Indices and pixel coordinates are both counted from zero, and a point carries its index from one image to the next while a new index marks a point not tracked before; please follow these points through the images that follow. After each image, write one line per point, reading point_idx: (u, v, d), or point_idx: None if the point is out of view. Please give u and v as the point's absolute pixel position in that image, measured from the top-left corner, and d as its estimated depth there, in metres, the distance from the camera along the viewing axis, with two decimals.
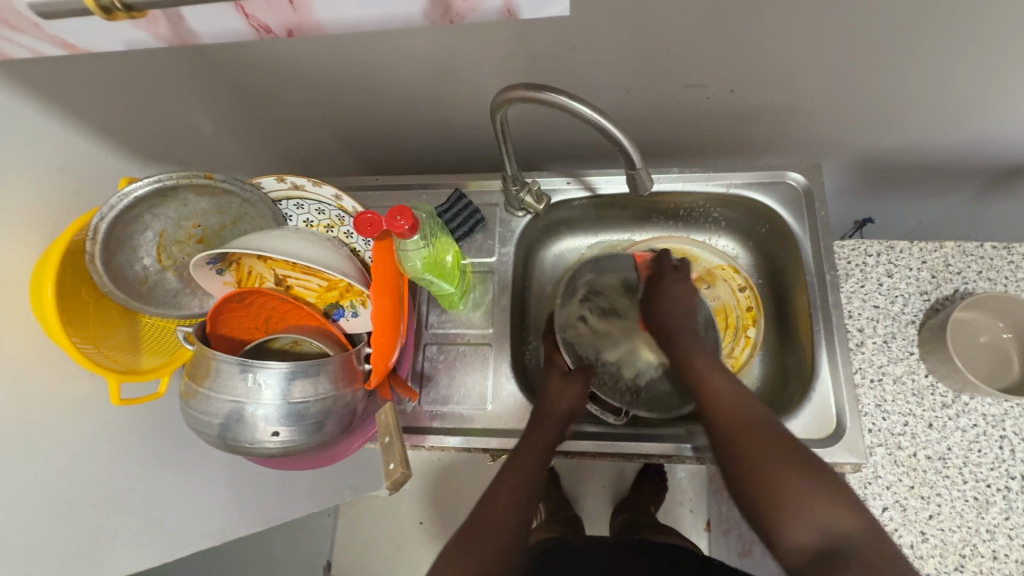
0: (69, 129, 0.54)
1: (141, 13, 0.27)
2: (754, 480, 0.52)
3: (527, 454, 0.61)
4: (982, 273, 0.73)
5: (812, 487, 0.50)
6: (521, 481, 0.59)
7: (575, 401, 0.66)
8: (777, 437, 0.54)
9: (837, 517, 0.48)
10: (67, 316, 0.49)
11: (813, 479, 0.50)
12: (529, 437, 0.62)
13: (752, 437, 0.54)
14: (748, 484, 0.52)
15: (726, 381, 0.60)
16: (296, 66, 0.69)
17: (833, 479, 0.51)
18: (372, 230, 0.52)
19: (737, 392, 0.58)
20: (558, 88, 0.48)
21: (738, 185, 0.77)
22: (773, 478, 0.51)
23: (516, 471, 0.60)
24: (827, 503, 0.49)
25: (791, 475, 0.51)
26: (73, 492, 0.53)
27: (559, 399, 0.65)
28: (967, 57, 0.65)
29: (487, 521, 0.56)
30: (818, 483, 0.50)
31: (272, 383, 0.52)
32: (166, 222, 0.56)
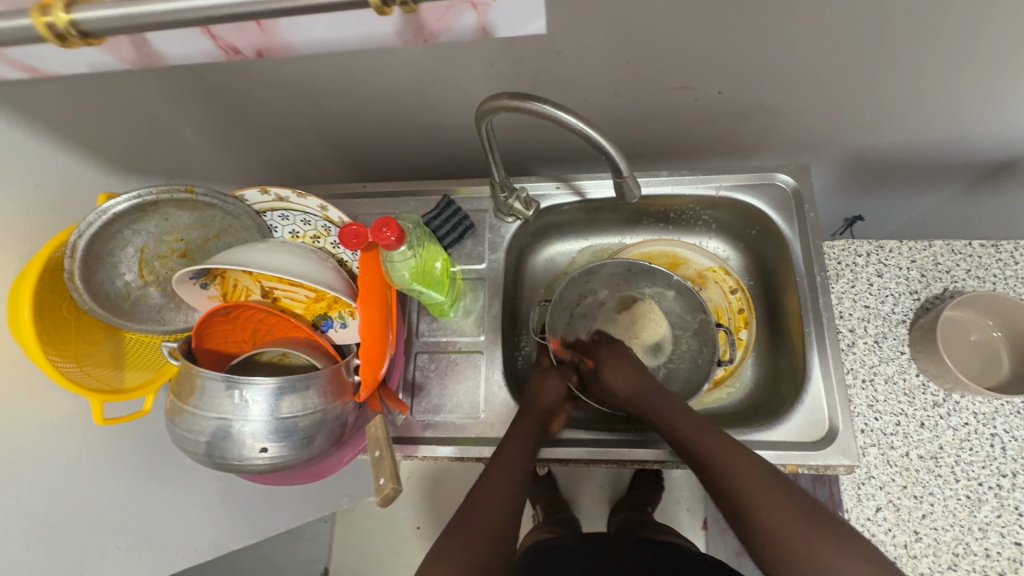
0: (46, 143, 0.52)
1: (99, 39, 0.27)
2: (771, 545, 0.50)
3: (513, 456, 0.59)
4: (971, 272, 0.73)
5: (831, 542, 0.49)
6: (507, 479, 0.58)
7: (558, 393, 0.68)
8: (783, 497, 0.52)
9: (857, 571, 0.47)
10: (46, 335, 0.48)
11: (827, 539, 0.49)
12: (512, 434, 0.62)
13: (760, 492, 0.52)
14: (762, 542, 0.51)
15: (720, 440, 0.56)
16: (279, 73, 0.69)
17: (842, 525, 0.50)
18: (358, 242, 0.52)
19: (737, 454, 0.55)
20: (541, 96, 0.47)
21: (727, 187, 0.77)
22: (780, 534, 0.50)
23: (502, 467, 0.58)
24: (849, 559, 0.48)
25: (799, 531, 0.50)
26: (57, 513, 0.52)
27: (542, 396, 0.67)
28: (952, 55, 0.65)
29: (474, 522, 0.54)
30: (835, 538, 0.49)
31: (259, 398, 0.52)
32: (147, 237, 0.55)
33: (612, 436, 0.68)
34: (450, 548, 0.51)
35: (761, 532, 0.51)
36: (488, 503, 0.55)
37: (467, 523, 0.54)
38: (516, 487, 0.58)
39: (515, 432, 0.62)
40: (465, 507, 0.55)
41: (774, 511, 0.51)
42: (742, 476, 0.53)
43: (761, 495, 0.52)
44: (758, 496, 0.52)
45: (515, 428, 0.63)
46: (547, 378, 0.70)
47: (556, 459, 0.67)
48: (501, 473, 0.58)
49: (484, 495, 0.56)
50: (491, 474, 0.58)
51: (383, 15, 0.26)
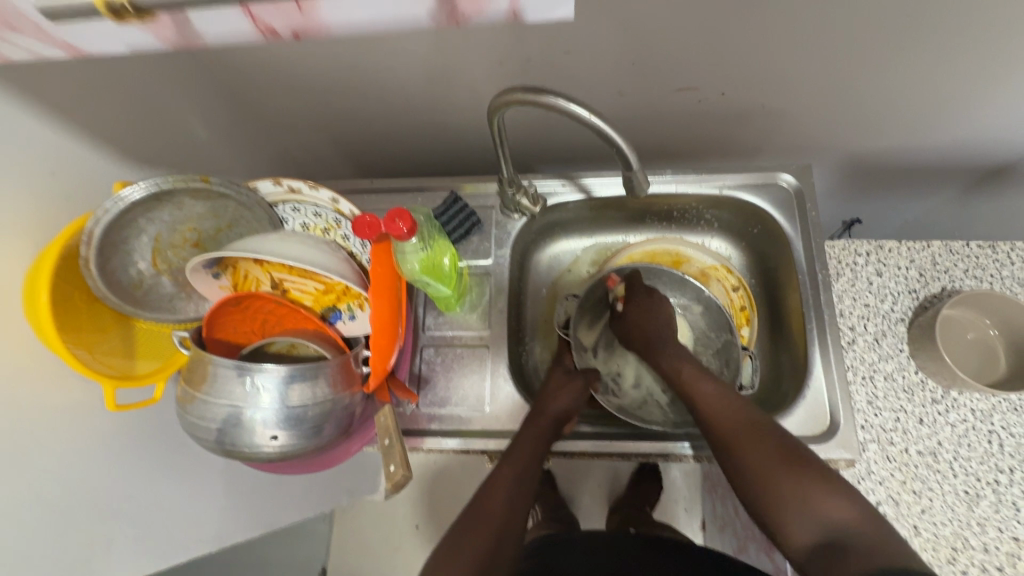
0: (62, 133, 0.53)
1: (149, 14, 0.28)
2: (757, 484, 0.55)
3: (520, 458, 0.60)
4: (969, 271, 0.75)
5: (811, 481, 0.52)
6: (516, 479, 0.59)
7: (574, 399, 0.67)
8: (768, 441, 0.56)
9: (839, 511, 0.50)
10: (62, 320, 0.49)
11: (807, 474, 0.53)
12: (523, 437, 0.62)
13: (747, 437, 0.56)
14: (750, 482, 0.56)
15: (714, 388, 0.61)
16: (291, 69, 0.69)
17: (827, 471, 0.54)
18: (371, 232, 0.53)
19: (728, 400, 0.60)
20: (554, 90, 0.48)
21: (730, 187, 0.78)
22: (768, 478, 0.54)
23: (512, 468, 0.59)
24: (830, 498, 0.51)
25: (783, 476, 0.53)
26: (66, 499, 0.52)
27: (558, 399, 0.66)
28: (952, 59, 0.66)
29: (480, 521, 0.55)
30: (815, 478, 0.53)
31: (270, 387, 0.52)
32: (161, 226, 0.56)
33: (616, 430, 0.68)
34: (458, 543, 0.53)
35: (747, 473, 0.56)
36: (495, 500, 0.57)
37: (474, 519, 0.55)
38: (525, 489, 0.59)
39: (524, 436, 0.62)
40: (475, 504, 0.57)
41: (759, 454, 0.55)
42: (728, 421, 0.58)
43: (749, 440, 0.56)
44: (745, 440, 0.57)
45: (527, 429, 0.63)
46: (566, 384, 0.69)
47: (561, 453, 0.68)
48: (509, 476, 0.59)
49: (491, 493, 0.57)
50: (500, 475, 0.59)
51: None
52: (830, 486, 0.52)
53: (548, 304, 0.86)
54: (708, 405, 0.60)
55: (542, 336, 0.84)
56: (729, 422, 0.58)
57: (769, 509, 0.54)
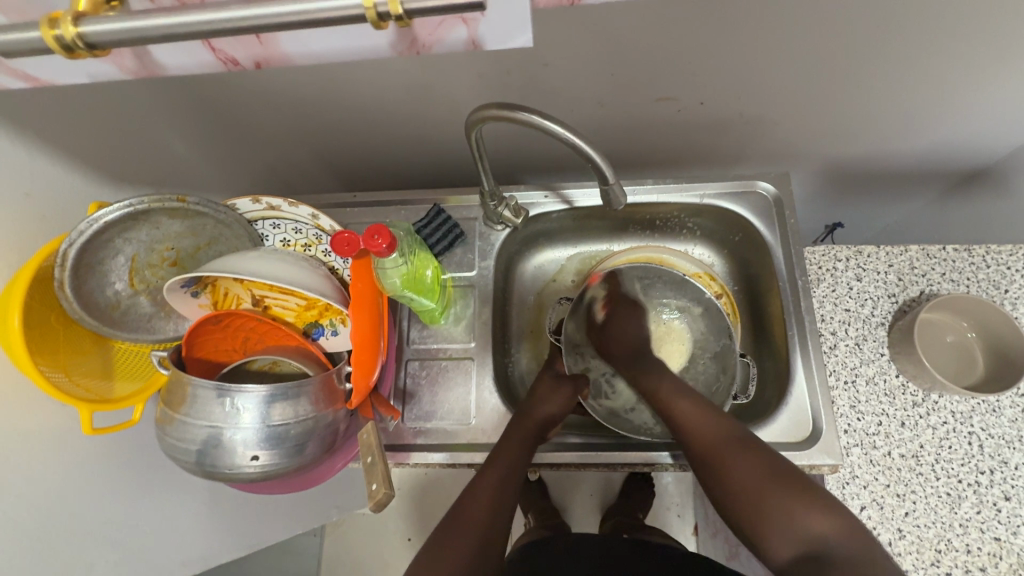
0: (36, 154, 0.53)
1: (104, 51, 0.28)
2: (741, 500, 0.55)
3: (505, 462, 0.60)
4: (946, 275, 0.76)
5: (795, 498, 0.53)
6: (500, 483, 0.59)
7: (563, 405, 0.67)
8: (750, 454, 0.57)
9: (820, 523, 0.52)
10: (35, 345, 0.48)
11: (791, 491, 0.54)
12: (509, 441, 0.62)
13: (729, 453, 0.57)
14: (733, 496, 0.56)
15: (691, 404, 0.62)
16: (271, 85, 0.69)
17: (807, 482, 0.54)
18: (350, 250, 0.52)
19: (708, 415, 0.60)
20: (529, 106, 0.49)
21: (711, 195, 0.79)
22: (755, 496, 0.55)
23: (495, 472, 0.60)
24: (811, 510, 0.52)
25: (768, 493, 0.54)
26: (42, 526, 0.51)
27: (547, 403, 0.66)
28: (922, 67, 0.67)
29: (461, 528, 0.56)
30: (799, 494, 0.53)
31: (251, 406, 0.52)
32: (138, 246, 0.55)
33: (603, 441, 0.68)
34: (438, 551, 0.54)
35: (731, 488, 0.56)
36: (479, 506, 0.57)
37: (456, 526, 0.56)
38: (510, 492, 0.59)
39: (509, 441, 0.62)
40: (458, 508, 0.58)
41: (743, 469, 0.56)
42: (710, 437, 0.59)
43: (731, 456, 0.57)
44: (727, 456, 0.57)
45: (512, 433, 0.63)
46: (556, 389, 0.69)
47: (547, 464, 0.67)
48: (494, 480, 0.59)
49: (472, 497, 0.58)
50: (484, 478, 0.59)
51: (382, 29, 0.27)
52: (813, 500, 0.53)
53: (533, 314, 0.86)
54: (690, 423, 0.60)
55: (527, 346, 0.84)
56: (711, 439, 0.58)
57: (754, 525, 0.54)
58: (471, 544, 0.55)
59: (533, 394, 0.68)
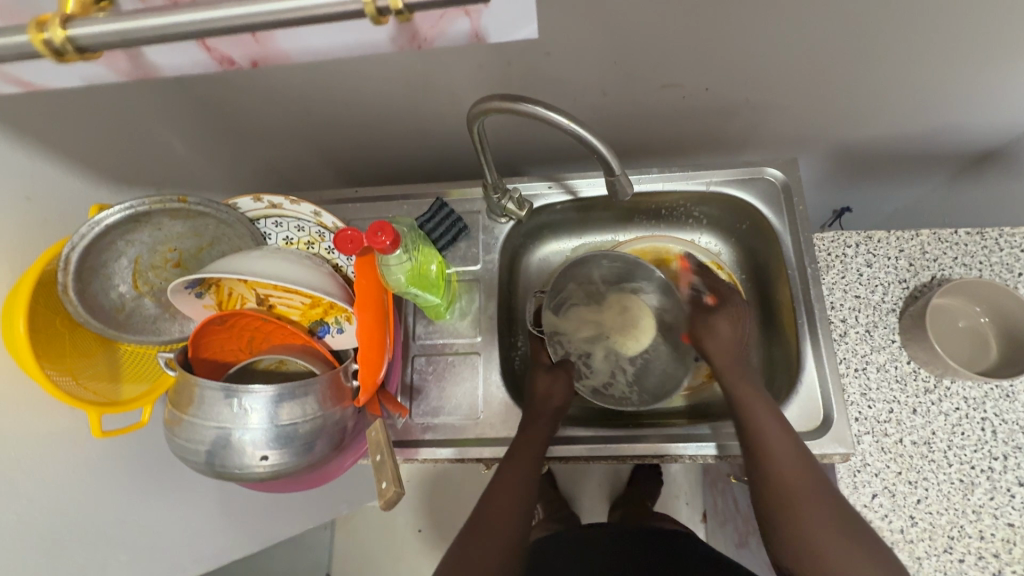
0: (35, 157, 0.52)
1: (95, 52, 0.27)
2: (801, 539, 0.52)
3: (527, 459, 0.60)
4: (958, 260, 0.75)
5: (861, 557, 0.50)
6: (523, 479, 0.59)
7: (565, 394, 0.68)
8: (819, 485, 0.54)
9: None
10: (41, 348, 0.48)
11: (859, 550, 0.51)
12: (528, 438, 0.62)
13: (807, 498, 0.53)
14: (791, 536, 0.53)
15: (781, 429, 0.57)
16: (268, 81, 0.68)
17: (879, 546, 0.52)
18: (353, 247, 0.52)
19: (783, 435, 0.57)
20: (533, 98, 0.47)
21: (717, 182, 0.78)
22: (814, 541, 0.52)
23: (516, 466, 0.60)
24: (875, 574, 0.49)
25: (835, 546, 0.51)
26: (55, 529, 0.52)
27: (552, 396, 0.67)
28: (935, 46, 0.66)
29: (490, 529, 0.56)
30: (866, 555, 0.50)
31: (259, 406, 0.51)
32: (140, 248, 0.55)
33: (611, 434, 0.68)
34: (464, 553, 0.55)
35: (795, 531, 0.52)
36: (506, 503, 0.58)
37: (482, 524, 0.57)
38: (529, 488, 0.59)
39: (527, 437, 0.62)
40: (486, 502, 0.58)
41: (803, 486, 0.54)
42: (792, 475, 0.54)
43: (809, 501, 0.53)
44: (802, 500, 0.53)
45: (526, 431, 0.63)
46: (553, 379, 0.70)
47: (556, 458, 0.67)
48: (517, 476, 0.59)
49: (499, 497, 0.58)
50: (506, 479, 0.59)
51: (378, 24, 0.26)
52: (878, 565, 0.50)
53: None
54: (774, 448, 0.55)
55: (534, 339, 0.83)
56: (791, 476, 0.54)
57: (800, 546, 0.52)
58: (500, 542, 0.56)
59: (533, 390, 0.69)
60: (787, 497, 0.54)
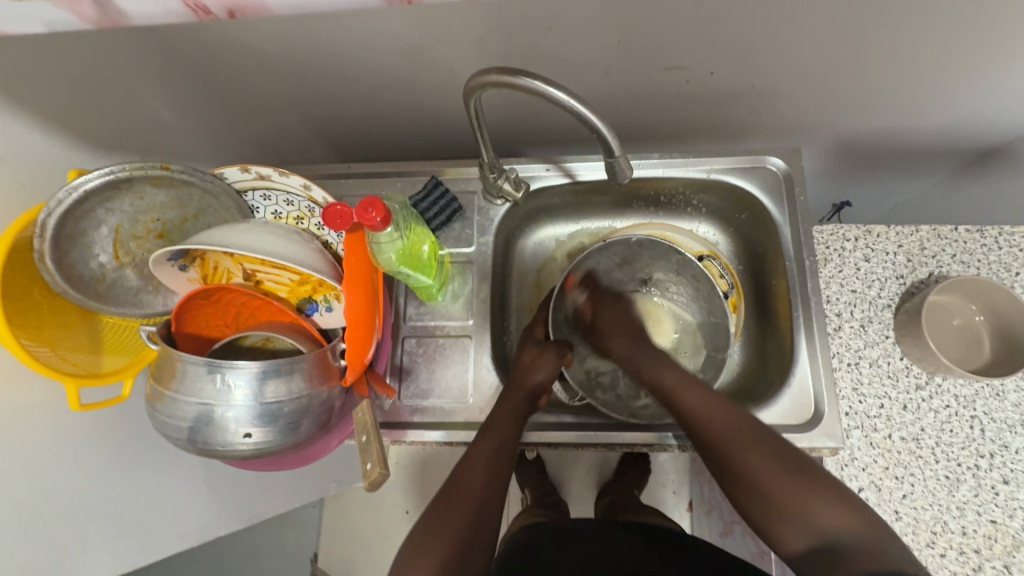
0: (10, 118, 0.50)
1: None
2: (752, 490, 0.53)
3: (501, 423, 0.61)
4: (956, 256, 0.74)
5: (808, 491, 0.51)
6: (494, 451, 0.59)
7: (550, 370, 0.67)
8: (764, 447, 0.54)
9: (835, 517, 0.50)
10: (17, 317, 0.46)
11: (807, 486, 0.51)
12: (500, 410, 0.62)
13: (743, 445, 0.54)
14: (745, 490, 0.54)
15: (701, 397, 0.58)
16: (259, 48, 0.66)
17: (825, 476, 0.52)
18: (343, 222, 0.50)
19: (719, 405, 0.57)
20: (532, 72, 0.46)
21: (718, 170, 0.77)
22: (759, 487, 0.53)
23: (489, 439, 0.59)
24: (827, 505, 0.50)
25: (782, 488, 0.52)
26: (33, 502, 0.51)
27: (535, 370, 0.66)
28: (948, 38, 0.64)
29: (459, 495, 0.55)
30: (813, 487, 0.51)
31: (243, 383, 0.50)
32: (121, 217, 0.53)
33: (603, 421, 0.68)
34: (438, 525, 0.53)
35: (745, 483, 0.54)
36: (472, 474, 0.56)
37: (453, 497, 0.55)
38: (503, 460, 0.59)
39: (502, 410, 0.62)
40: (454, 476, 0.57)
41: (752, 459, 0.54)
42: (726, 428, 0.56)
43: (744, 449, 0.54)
44: (742, 449, 0.54)
45: (503, 402, 0.63)
46: (540, 355, 0.69)
47: (544, 444, 0.67)
48: (488, 445, 0.59)
49: (465, 468, 0.57)
50: (478, 449, 0.59)
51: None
52: (830, 494, 0.51)
53: (534, 293, 0.84)
54: (702, 413, 0.57)
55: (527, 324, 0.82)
56: (723, 430, 0.56)
57: (765, 515, 0.53)
58: (468, 515, 0.54)
59: (518, 364, 0.68)
60: (720, 452, 0.55)
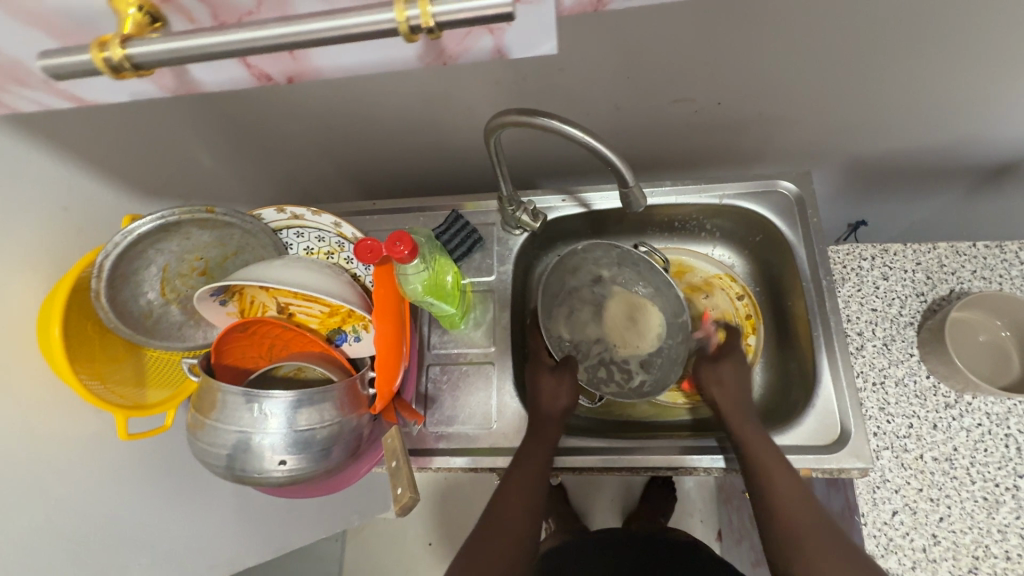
0: (73, 170, 0.55)
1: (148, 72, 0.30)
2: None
3: (533, 460, 0.62)
4: (977, 273, 0.74)
5: None
6: (530, 489, 0.60)
7: (570, 396, 0.68)
8: (836, 543, 0.55)
9: None
10: (74, 352, 0.50)
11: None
12: (533, 444, 0.63)
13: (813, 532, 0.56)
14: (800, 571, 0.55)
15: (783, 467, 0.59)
16: (292, 97, 0.71)
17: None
18: (373, 256, 0.53)
19: (800, 489, 0.58)
20: (548, 112, 0.49)
21: (730, 196, 0.78)
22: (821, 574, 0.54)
23: (523, 476, 0.61)
24: None
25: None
26: (80, 531, 0.53)
27: (557, 398, 0.67)
28: (947, 60, 0.66)
29: (495, 533, 0.59)
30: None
31: (278, 411, 0.53)
32: (170, 256, 0.57)
33: (625, 444, 0.68)
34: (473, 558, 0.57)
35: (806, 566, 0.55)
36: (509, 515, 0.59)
37: (489, 531, 0.59)
38: (537, 494, 0.61)
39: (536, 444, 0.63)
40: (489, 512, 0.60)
41: (821, 552, 0.54)
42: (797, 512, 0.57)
43: (814, 537, 0.56)
44: (812, 539, 0.56)
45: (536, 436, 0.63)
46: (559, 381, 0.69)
47: (569, 469, 0.67)
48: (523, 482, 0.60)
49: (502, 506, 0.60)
50: (512, 482, 0.60)
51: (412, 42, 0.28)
52: None
53: None
54: (778, 489, 0.58)
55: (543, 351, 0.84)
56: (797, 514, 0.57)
57: None
58: (503, 550, 0.58)
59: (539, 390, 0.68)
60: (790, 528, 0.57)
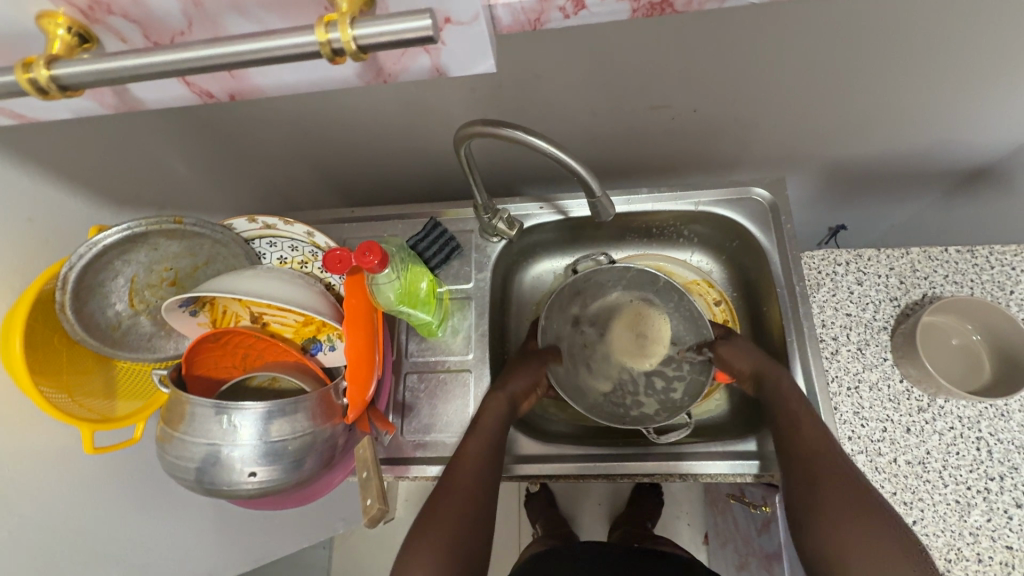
0: (39, 181, 0.54)
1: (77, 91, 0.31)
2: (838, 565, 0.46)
3: (488, 425, 0.62)
4: (949, 277, 0.75)
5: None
6: (479, 452, 0.59)
7: (531, 379, 0.69)
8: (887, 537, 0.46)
9: None
10: (38, 365, 0.49)
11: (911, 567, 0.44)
12: (487, 415, 0.63)
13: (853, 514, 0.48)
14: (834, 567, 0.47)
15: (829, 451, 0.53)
16: (267, 105, 0.71)
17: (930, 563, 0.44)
18: (342, 266, 0.53)
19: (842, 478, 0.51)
20: (515, 123, 0.49)
21: (706, 203, 0.79)
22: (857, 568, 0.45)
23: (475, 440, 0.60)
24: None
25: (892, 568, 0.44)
26: (47, 545, 0.53)
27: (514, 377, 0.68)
28: (915, 68, 0.67)
29: (448, 494, 0.54)
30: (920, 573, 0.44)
31: (248, 423, 0.52)
32: (138, 267, 0.56)
33: (603, 453, 0.68)
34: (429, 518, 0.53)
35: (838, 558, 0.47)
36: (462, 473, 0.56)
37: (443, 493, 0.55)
38: (491, 460, 0.59)
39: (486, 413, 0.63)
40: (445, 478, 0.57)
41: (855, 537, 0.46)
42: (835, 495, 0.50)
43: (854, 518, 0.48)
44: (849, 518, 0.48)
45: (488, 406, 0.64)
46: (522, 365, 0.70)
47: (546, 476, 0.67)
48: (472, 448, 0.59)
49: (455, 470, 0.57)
50: (465, 449, 0.59)
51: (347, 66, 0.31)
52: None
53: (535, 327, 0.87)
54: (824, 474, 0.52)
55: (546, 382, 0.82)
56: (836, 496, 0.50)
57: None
58: (456, 507, 0.53)
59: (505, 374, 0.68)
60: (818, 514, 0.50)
